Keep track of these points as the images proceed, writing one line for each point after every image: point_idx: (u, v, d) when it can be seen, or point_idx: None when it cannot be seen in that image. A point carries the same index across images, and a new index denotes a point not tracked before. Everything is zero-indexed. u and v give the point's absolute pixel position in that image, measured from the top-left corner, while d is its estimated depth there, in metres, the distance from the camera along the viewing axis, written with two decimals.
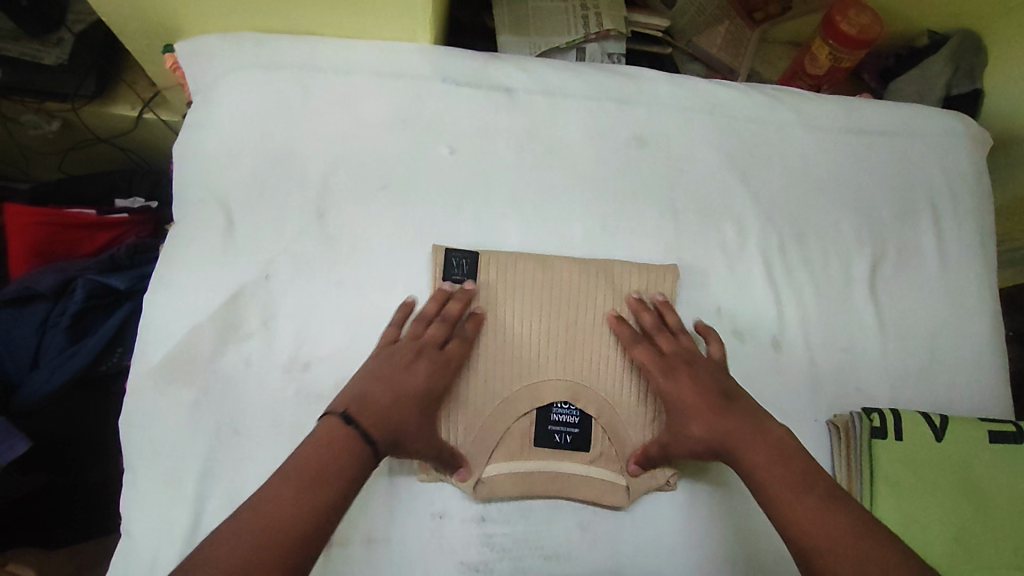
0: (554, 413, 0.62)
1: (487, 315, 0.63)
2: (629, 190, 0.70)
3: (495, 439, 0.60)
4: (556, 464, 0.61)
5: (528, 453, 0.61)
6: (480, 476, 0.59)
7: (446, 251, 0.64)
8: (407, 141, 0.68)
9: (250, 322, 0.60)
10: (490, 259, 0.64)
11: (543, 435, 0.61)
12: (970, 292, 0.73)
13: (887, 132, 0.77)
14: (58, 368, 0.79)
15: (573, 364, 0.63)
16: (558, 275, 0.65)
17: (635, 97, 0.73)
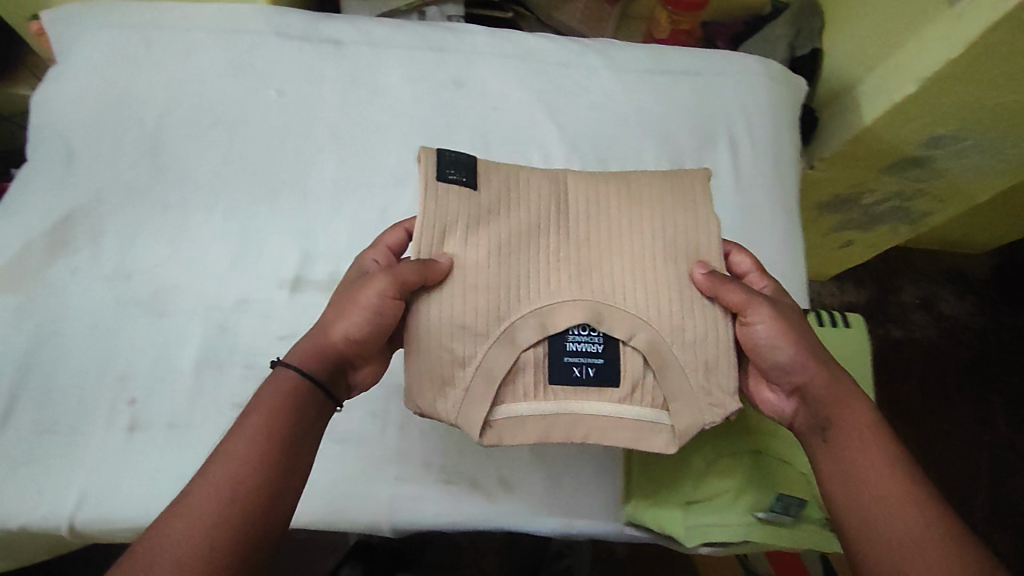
0: (572, 341, 0.53)
1: (482, 227, 0.55)
2: (444, 125, 0.77)
3: (507, 373, 0.52)
4: (577, 403, 0.53)
5: (544, 392, 0.53)
6: (489, 421, 0.52)
7: (437, 151, 0.57)
8: (240, 86, 0.76)
9: (79, 240, 0.69)
10: (490, 165, 0.58)
11: (561, 368, 0.53)
12: (761, 209, 0.79)
13: (691, 73, 0.83)
14: None
15: (592, 280, 0.55)
16: (529, 189, 0.58)
17: (454, 46, 0.81)
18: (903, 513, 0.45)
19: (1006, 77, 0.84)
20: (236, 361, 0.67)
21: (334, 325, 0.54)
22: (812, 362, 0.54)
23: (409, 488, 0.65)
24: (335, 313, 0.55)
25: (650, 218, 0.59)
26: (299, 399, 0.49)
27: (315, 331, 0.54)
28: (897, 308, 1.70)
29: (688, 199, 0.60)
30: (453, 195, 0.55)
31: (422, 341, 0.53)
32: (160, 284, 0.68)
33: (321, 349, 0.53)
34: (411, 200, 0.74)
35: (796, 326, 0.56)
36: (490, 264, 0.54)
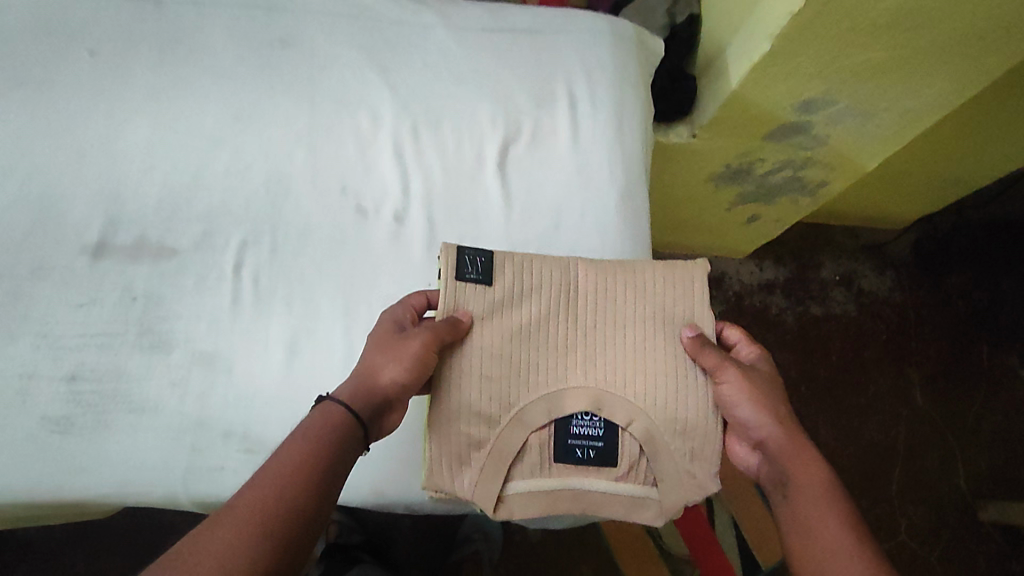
0: (575, 426, 0.59)
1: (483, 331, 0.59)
2: (267, 85, 0.75)
3: (510, 460, 0.58)
4: (575, 481, 0.58)
5: (549, 469, 0.59)
6: (504, 494, 0.58)
7: (457, 249, 0.60)
8: (48, 48, 0.73)
9: None
10: (503, 258, 0.61)
11: (564, 451, 0.58)
12: (601, 167, 0.77)
13: (530, 32, 0.82)
14: None
15: (595, 371, 0.60)
16: (569, 274, 0.62)
17: (282, 6, 0.79)
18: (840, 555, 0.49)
19: (854, 32, 0.83)
20: (29, 330, 0.62)
21: (374, 360, 0.54)
22: (771, 420, 0.57)
23: (211, 461, 0.61)
24: (379, 356, 0.54)
25: (621, 286, 0.62)
26: (343, 426, 0.50)
27: (363, 364, 0.55)
28: (817, 284, 1.57)
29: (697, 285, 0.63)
30: (469, 292, 0.59)
31: (452, 420, 0.57)
32: None
33: (365, 384, 0.53)
34: (226, 163, 0.71)
35: (766, 386, 0.59)
36: (483, 360, 0.58)
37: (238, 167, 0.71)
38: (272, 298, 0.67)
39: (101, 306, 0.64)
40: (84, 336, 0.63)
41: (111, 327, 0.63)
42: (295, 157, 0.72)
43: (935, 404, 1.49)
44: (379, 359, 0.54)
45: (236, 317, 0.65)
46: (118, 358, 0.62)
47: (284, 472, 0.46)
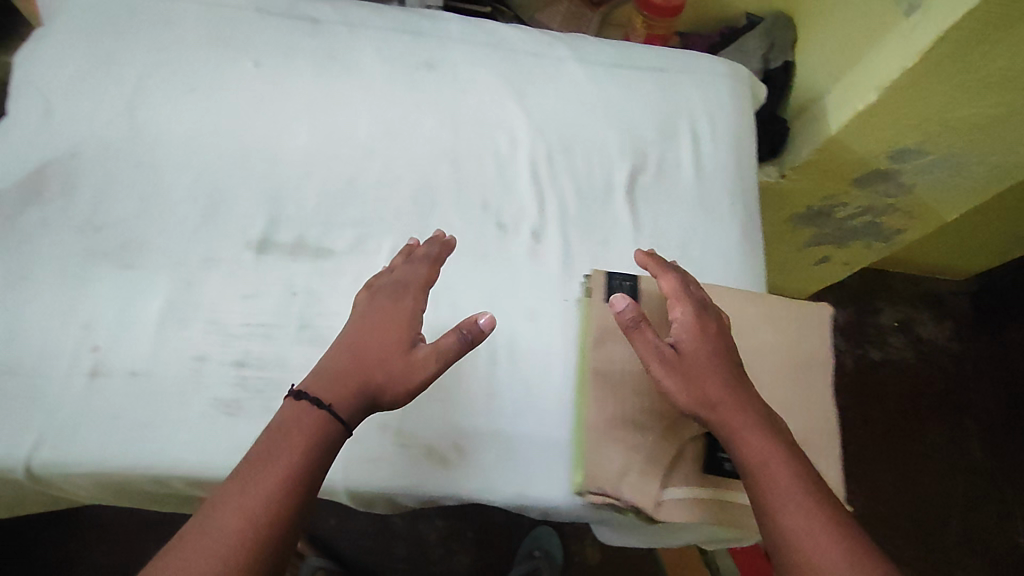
0: (722, 439, 0.63)
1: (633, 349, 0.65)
2: (415, 104, 0.80)
3: (665, 469, 0.61)
4: (723, 489, 0.62)
5: (697, 477, 0.62)
6: (659, 499, 0.60)
7: (608, 277, 0.67)
8: (218, 55, 0.78)
9: (53, 189, 0.70)
10: (650, 285, 0.68)
11: (712, 461, 0.63)
12: (721, 201, 0.81)
13: (656, 69, 0.86)
14: None
15: None
16: (711, 301, 0.68)
17: (428, 31, 0.84)
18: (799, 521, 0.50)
19: (963, 88, 0.88)
20: (200, 315, 0.67)
21: (277, 445, 0.52)
22: (688, 387, 0.57)
23: (367, 451, 0.65)
24: (378, 351, 0.59)
25: (752, 314, 0.68)
26: (225, 523, 0.48)
27: (366, 364, 0.58)
28: (875, 329, 1.59)
29: (717, 315, 0.62)
30: None
31: (612, 429, 0.62)
32: (132, 235, 0.69)
33: (321, 427, 0.54)
34: (378, 174, 0.76)
35: (695, 353, 0.58)
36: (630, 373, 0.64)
37: (389, 179, 0.76)
38: None
39: (266, 298, 0.69)
40: (249, 325, 0.67)
41: (274, 318, 0.68)
42: (439, 173, 0.77)
43: (992, 457, 1.49)
44: (387, 376, 0.57)
45: None
46: (281, 348, 0.67)
47: (195, 555, 0.46)
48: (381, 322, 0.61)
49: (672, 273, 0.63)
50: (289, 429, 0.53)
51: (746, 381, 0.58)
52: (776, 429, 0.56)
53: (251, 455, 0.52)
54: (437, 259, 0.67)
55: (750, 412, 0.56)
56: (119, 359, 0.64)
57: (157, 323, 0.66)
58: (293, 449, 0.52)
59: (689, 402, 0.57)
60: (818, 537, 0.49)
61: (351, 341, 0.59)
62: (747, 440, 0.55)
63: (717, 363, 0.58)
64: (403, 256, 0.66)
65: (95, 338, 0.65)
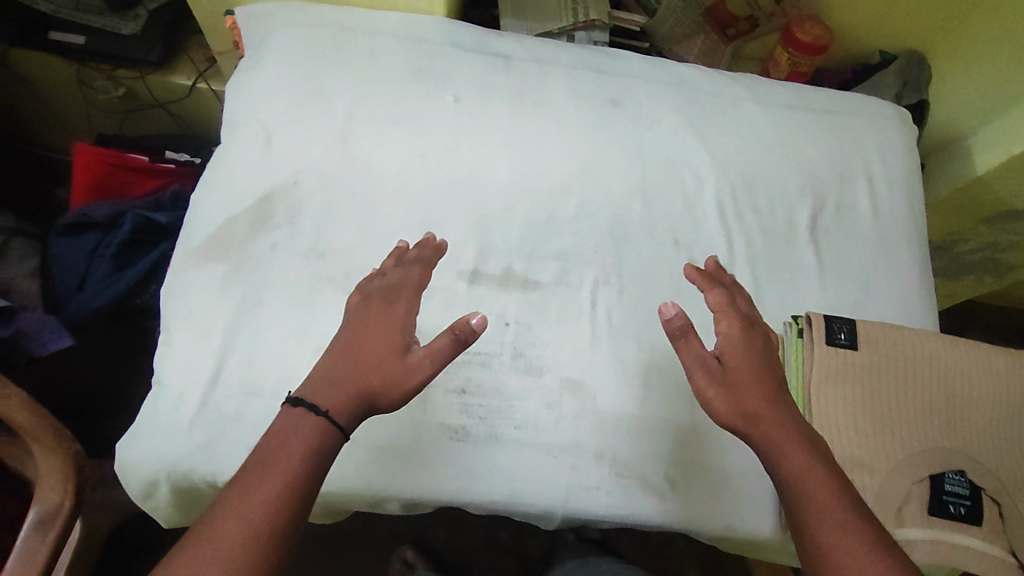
0: (948, 483, 0.62)
1: (851, 390, 0.65)
2: (605, 141, 0.82)
3: (894, 511, 0.61)
4: (953, 536, 0.60)
5: (925, 520, 0.60)
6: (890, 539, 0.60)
7: (824, 318, 0.67)
8: (419, 88, 0.81)
9: (278, 216, 0.72)
10: (866, 326, 0.68)
11: (939, 505, 0.61)
12: (899, 243, 0.83)
13: (830, 111, 0.89)
14: (104, 289, 0.97)
15: (955, 434, 0.64)
16: (925, 344, 0.68)
17: (612, 69, 0.86)
18: (840, 539, 0.50)
19: None
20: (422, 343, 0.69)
21: (280, 451, 0.52)
22: (725, 401, 0.57)
23: (585, 481, 0.66)
24: (380, 359, 0.58)
25: (967, 359, 0.67)
26: (204, 532, 0.48)
27: (364, 369, 0.57)
28: None
29: (764, 335, 0.61)
30: (840, 355, 0.66)
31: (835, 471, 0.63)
32: (353, 263, 0.72)
33: (320, 436, 0.53)
34: (576, 209, 0.78)
35: (739, 367, 0.58)
36: (851, 418, 0.64)
37: (586, 214, 0.78)
38: (625, 337, 0.73)
39: None
40: (468, 352, 0.70)
41: (490, 347, 0.70)
42: (632, 209, 0.79)
43: None
44: (383, 382, 0.56)
45: (595, 350, 0.72)
46: (500, 375, 0.69)
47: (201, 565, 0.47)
48: (359, 325, 0.60)
49: (720, 289, 0.63)
50: (279, 435, 0.53)
51: (785, 399, 0.58)
52: (815, 448, 0.55)
53: (252, 463, 0.52)
54: (430, 262, 0.66)
55: (789, 427, 0.55)
56: None
57: None
58: (304, 447, 0.53)
59: (728, 415, 0.57)
60: (858, 558, 0.49)
61: (349, 347, 0.58)
62: (787, 456, 0.54)
63: (753, 378, 0.58)
64: (394, 259, 0.66)
65: None
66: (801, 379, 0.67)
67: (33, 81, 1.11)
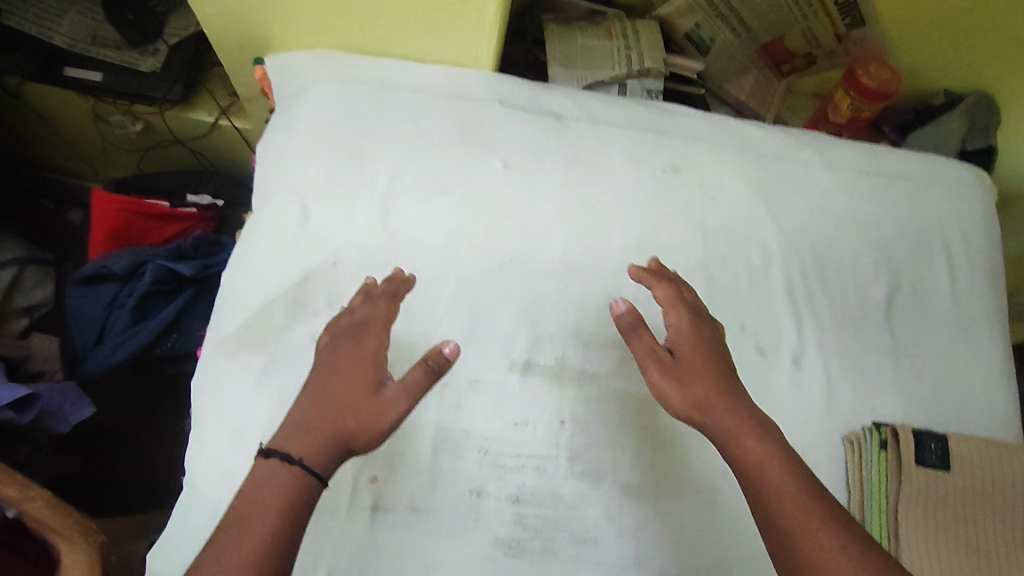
0: None
1: (941, 515, 0.64)
2: (665, 211, 0.76)
3: None
4: None
5: None
6: None
7: (914, 433, 0.66)
8: (466, 154, 0.75)
9: (317, 301, 0.67)
10: (954, 443, 0.67)
11: None
12: (979, 328, 0.77)
13: (904, 177, 0.82)
14: (122, 343, 0.95)
15: None
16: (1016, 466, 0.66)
17: (672, 130, 0.80)
18: (810, 526, 0.49)
19: None
20: (472, 444, 0.65)
21: (267, 487, 0.50)
22: (678, 390, 0.57)
23: None
24: (352, 398, 0.55)
25: None
26: None
27: (332, 412, 0.54)
28: None
29: (710, 324, 0.62)
30: (929, 475, 0.65)
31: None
32: (400, 352, 0.66)
33: (298, 483, 0.51)
34: (635, 290, 0.72)
35: (694, 356, 0.58)
36: (943, 545, 0.63)
37: (646, 296, 0.72)
38: (687, 437, 0.68)
39: (534, 427, 0.66)
40: (521, 456, 0.65)
41: (545, 449, 0.66)
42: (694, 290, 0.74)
43: None
44: (358, 422, 0.54)
45: (656, 451, 0.67)
46: (554, 482, 0.65)
47: None
48: (330, 369, 0.57)
49: (668, 283, 0.64)
50: (249, 488, 0.51)
51: (733, 385, 0.57)
52: (765, 427, 0.55)
53: (236, 512, 0.49)
54: (399, 293, 0.64)
55: (744, 416, 0.55)
56: (398, 493, 0.62)
57: (431, 451, 0.64)
58: (284, 486, 0.50)
59: (681, 408, 0.57)
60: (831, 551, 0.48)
61: (318, 389, 0.56)
62: (743, 444, 0.54)
63: (703, 371, 0.57)
64: (362, 297, 0.63)
65: (372, 467, 0.63)
66: (886, 498, 0.66)
67: (47, 116, 1.06)
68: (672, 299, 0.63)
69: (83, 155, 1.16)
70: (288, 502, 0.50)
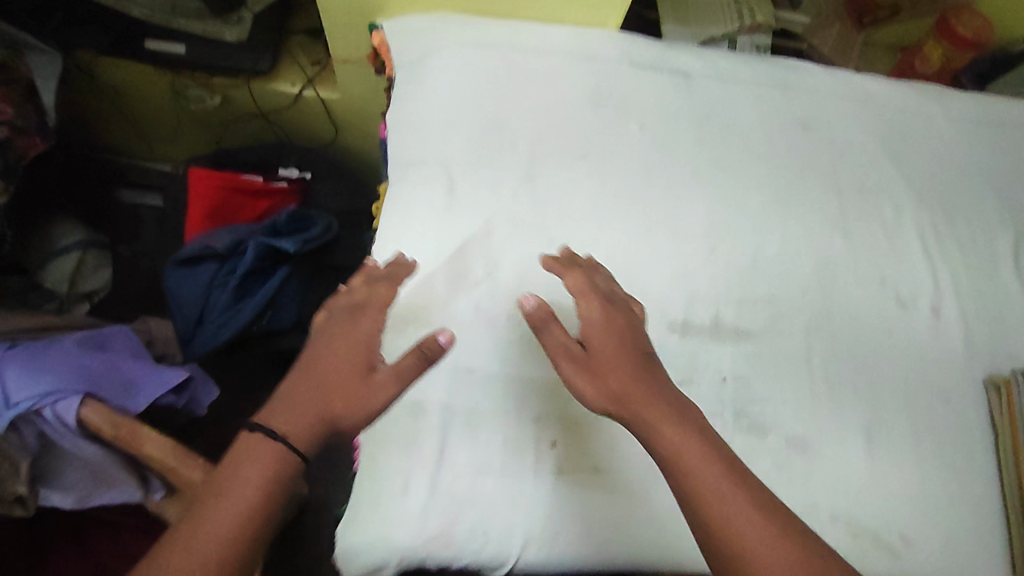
0: None
1: None
2: (798, 168, 0.76)
3: None
4: None
5: None
6: None
7: None
8: (603, 116, 0.73)
9: (478, 271, 0.67)
10: None
11: None
12: None
13: (1018, 126, 0.84)
14: (225, 323, 0.93)
15: None
16: None
17: (797, 85, 0.80)
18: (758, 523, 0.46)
19: None
20: None
21: (255, 465, 0.46)
22: (606, 387, 0.51)
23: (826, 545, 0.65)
24: (345, 383, 0.50)
25: None
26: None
27: (327, 400, 0.49)
28: None
29: (625, 309, 0.56)
30: None
31: None
32: (566, 317, 0.66)
33: (278, 462, 0.46)
34: (778, 247, 0.73)
35: (651, 352, 0.53)
36: None
37: (789, 254, 0.73)
38: (840, 387, 0.70)
39: (699, 386, 0.67)
40: None
41: (711, 406, 0.67)
42: (834, 245, 0.75)
43: None
44: (345, 406, 0.49)
45: (814, 402, 0.69)
46: (723, 437, 0.66)
47: None
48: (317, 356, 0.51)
49: (578, 271, 0.58)
50: (238, 455, 0.46)
51: (652, 371, 0.52)
52: (687, 415, 0.50)
53: (198, 493, 0.46)
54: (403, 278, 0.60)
55: (669, 406, 0.50)
56: (581, 455, 0.63)
57: (605, 413, 0.65)
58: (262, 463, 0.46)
59: (602, 405, 0.51)
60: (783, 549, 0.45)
61: (312, 368, 0.50)
62: (663, 435, 0.49)
63: (616, 367, 0.52)
64: (365, 278, 0.58)
65: (551, 432, 0.63)
66: None
67: (123, 92, 1.04)
68: (577, 286, 0.57)
69: (155, 131, 1.15)
70: (273, 480, 0.46)
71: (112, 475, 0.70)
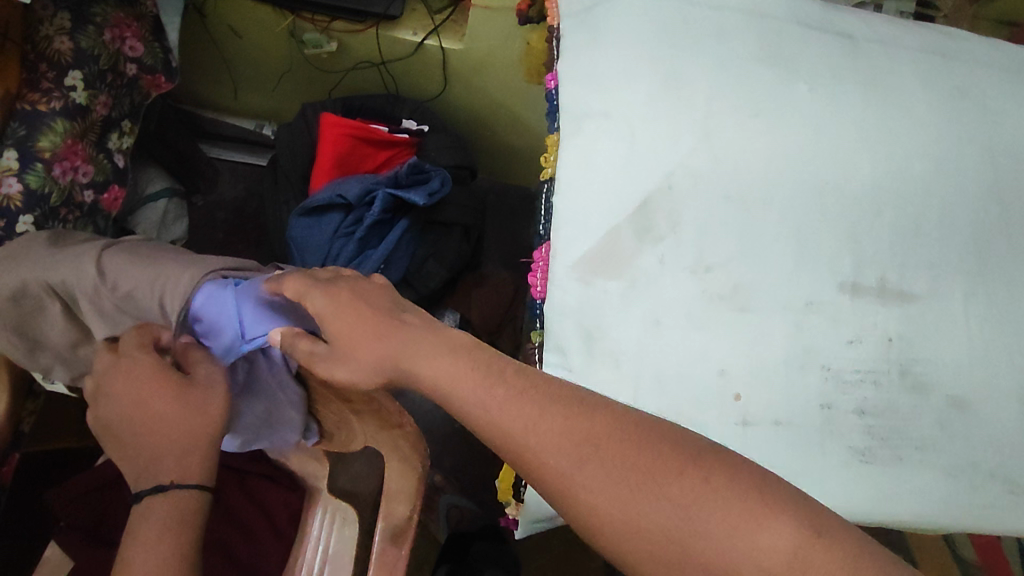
0: None
1: None
2: (959, 134, 0.75)
3: None
4: None
5: None
6: None
7: None
8: (775, 74, 0.73)
9: (661, 225, 0.68)
10: None
11: None
12: None
13: None
14: None
15: None
16: None
17: (956, 53, 0.80)
18: (571, 454, 0.46)
19: None
20: (816, 362, 0.67)
21: (148, 512, 0.53)
22: (360, 373, 0.57)
23: (983, 499, 0.68)
24: (167, 409, 0.57)
25: None
26: None
27: (165, 432, 0.56)
28: None
29: (347, 284, 0.62)
30: None
31: None
32: (744, 274, 0.68)
33: (177, 501, 0.54)
34: (940, 212, 0.73)
35: (366, 324, 0.58)
36: None
37: (950, 219, 0.73)
38: (996, 353, 0.71)
39: (866, 345, 0.69)
40: (860, 371, 0.68)
41: (879, 365, 0.68)
42: (991, 212, 0.74)
43: None
44: (197, 419, 0.57)
45: (974, 365, 0.70)
46: (891, 396, 0.68)
47: None
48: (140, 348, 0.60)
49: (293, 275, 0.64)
50: (137, 527, 0.53)
51: (395, 329, 0.57)
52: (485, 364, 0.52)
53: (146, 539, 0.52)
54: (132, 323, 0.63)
55: (462, 363, 0.53)
56: (763, 407, 0.66)
57: (782, 370, 0.67)
58: (168, 510, 0.53)
59: (370, 380, 0.57)
60: (580, 479, 0.46)
61: (140, 422, 0.56)
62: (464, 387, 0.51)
63: (357, 332, 0.58)
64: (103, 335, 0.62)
65: (735, 386, 0.66)
66: None
67: (240, 32, 1.03)
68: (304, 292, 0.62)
69: (259, 77, 1.14)
70: (182, 517, 0.54)
71: (280, 420, 0.72)
